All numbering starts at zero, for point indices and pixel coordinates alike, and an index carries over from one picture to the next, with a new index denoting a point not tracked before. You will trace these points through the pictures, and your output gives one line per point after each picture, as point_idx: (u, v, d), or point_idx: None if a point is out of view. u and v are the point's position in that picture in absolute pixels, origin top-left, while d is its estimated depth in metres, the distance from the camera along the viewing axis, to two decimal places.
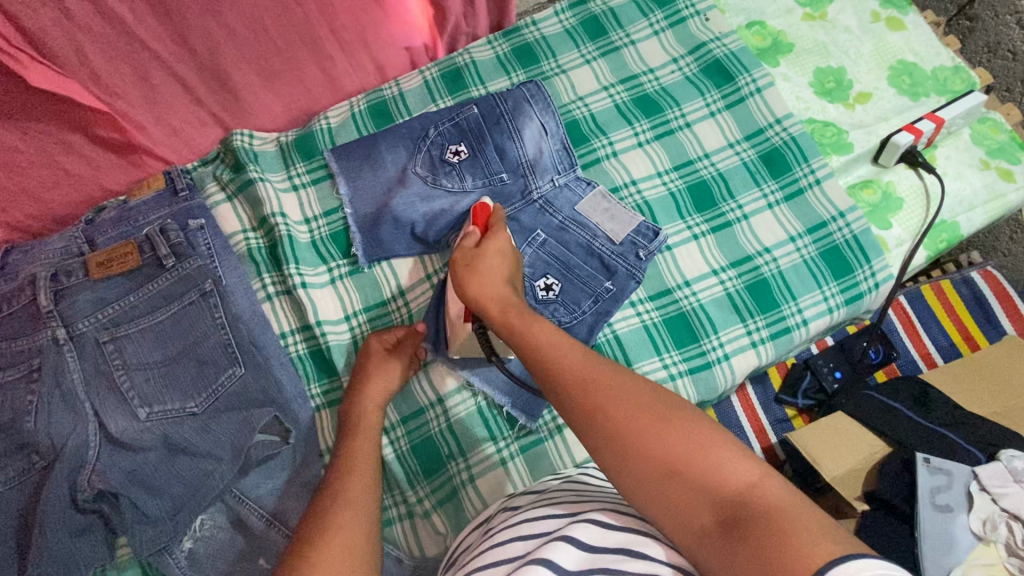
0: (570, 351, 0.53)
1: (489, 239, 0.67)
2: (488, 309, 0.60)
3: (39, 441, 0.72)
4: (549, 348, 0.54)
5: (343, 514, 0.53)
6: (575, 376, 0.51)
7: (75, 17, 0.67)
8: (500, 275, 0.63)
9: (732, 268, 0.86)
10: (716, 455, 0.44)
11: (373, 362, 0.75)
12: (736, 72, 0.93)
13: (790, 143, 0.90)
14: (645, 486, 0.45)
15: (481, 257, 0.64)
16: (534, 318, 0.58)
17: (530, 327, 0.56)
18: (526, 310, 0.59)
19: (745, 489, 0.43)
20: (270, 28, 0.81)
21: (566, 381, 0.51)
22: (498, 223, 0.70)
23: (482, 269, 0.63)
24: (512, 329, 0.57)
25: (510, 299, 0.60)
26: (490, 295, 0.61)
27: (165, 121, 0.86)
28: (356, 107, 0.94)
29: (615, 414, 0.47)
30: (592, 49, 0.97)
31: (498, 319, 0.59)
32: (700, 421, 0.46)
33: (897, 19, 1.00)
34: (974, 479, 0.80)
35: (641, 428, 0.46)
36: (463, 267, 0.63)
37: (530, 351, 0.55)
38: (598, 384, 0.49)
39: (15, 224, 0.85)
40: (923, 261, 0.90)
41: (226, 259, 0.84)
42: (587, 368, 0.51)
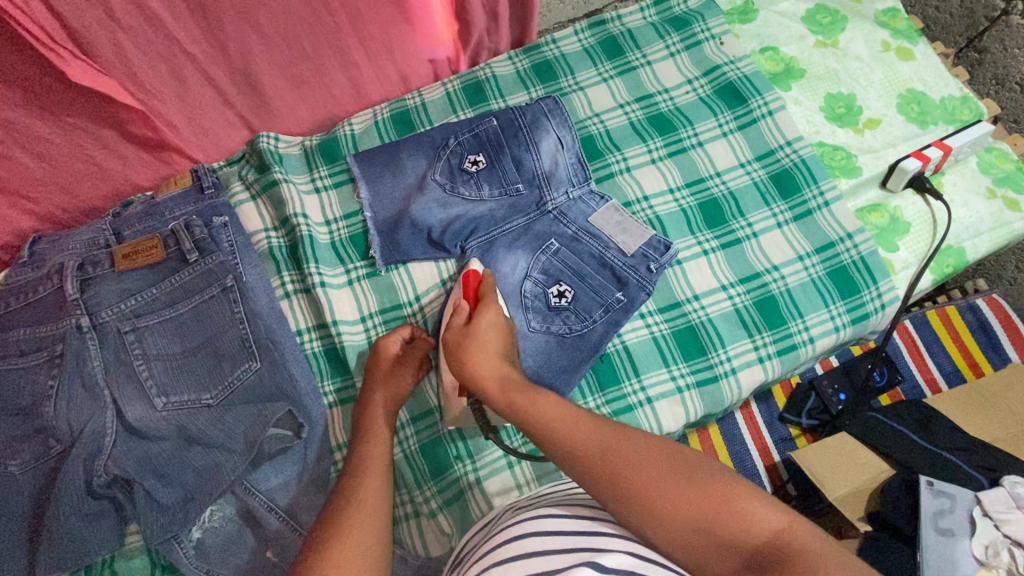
0: (580, 424, 0.54)
1: (481, 314, 0.67)
2: (487, 390, 0.60)
3: (57, 425, 0.74)
4: (560, 421, 0.55)
5: (356, 518, 0.54)
6: (594, 449, 0.52)
7: (119, 18, 0.70)
8: (495, 351, 0.63)
9: (741, 284, 0.87)
10: (741, 504, 0.47)
11: (378, 377, 0.75)
12: (749, 95, 0.96)
13: (800, 165, 0.92)
14: (679, 543, 0.47)
15: (476, 331, 0.65)
16: (538, 394, 0.58)
17: (539, 405, 0.56)
18: (527, 386, 0.59)
19: (774, 535, 0.46)
20: (301, 35, 0.84)
21: (584, 455, 0.52)
22: (489, 295, 0.71)
23: (480, 345, 0.63)
24: (517, 409, 0.57)
25: (507, 374, 0.61)
26: (488, 375, 0.61)
27: (195, 120, 0.89)
28: (380, 115, 0.98)
29: (639, 482, 0.49)
30: (609, 68, 1.00)
31: (498, 400, 0.59)
32: (718, 473, 0.49)
33: (907, 49, 1.03)
34: (977, 504, 0.80)
35: (668, 491, 0.48)
36: (456, 349, 0.64)
37: (537, 430, 0.55)
38: (617, 455, 0.51)
39: (46, 215, 0.88)
40: (929, 284, 0.91)
41: (248, 256, 0.86)
42: (601, 441, 0.52)
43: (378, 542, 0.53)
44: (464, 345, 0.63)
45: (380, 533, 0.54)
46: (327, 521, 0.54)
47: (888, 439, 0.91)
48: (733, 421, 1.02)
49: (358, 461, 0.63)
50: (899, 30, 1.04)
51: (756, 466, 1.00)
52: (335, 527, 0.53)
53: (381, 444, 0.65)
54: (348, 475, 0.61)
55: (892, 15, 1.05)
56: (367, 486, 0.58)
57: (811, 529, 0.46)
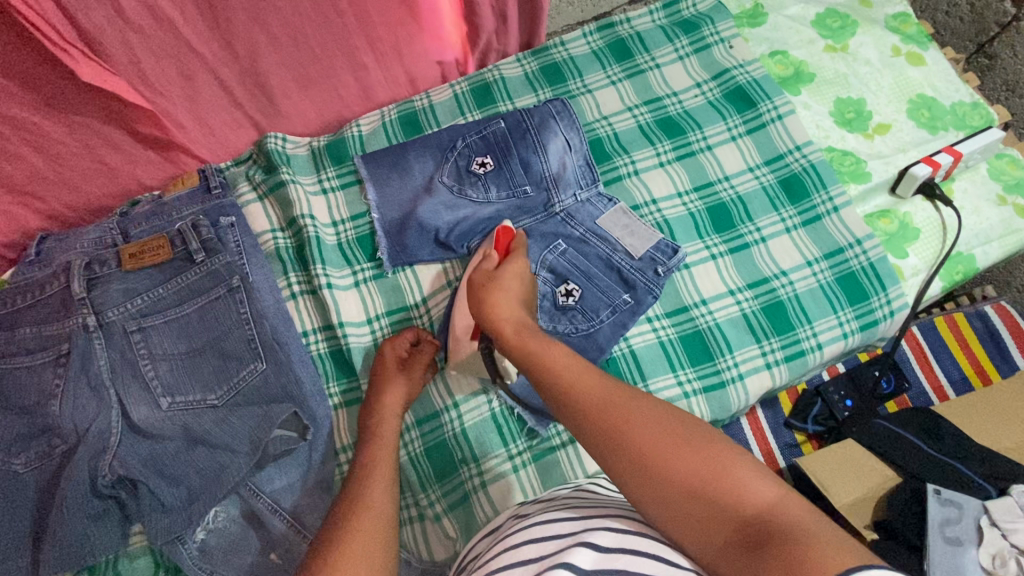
0: (587, 375, 0.54)
1: (508, 263, 0.67)
2: (501, 331, 0.60)
3: (62, 424, 0.74)
4: (568, 369, 0.54)
5: (362, 519, 0.54)
6: (595, 399, 0.51)
7: (130, 18, 0.70)
8: (516, 298, 0.63)
9: (749, 289, 0.87)
10: (736, 473, 0.46)
11: (386, 373, 0.75)
12: (758, 99, 0.95)
13: (809, 170, 0.92)
14: (665, 503, 0.46)
15: (501, 279, 0.65)
16: (551, 344, 0.57)
17: (550, 351, 0.56)
18: (542, 334, 0.58)
19: (767, 508, 0.44)
20: (311, 37, 0.84)
21: (585, 404, 0.51)
22: (519, 247, 0.71)
23: (502, 289, 0.64)
24: (528, 354, 0.56)
25: (523, 322, 0.60)
26: (504, 318, 0.60)
27: (203, 120, 0.89)
28: (387, 116, 0.98)
29: (635, 436, 0.48)
30: (617, 71, 1.00)
31: (512, 341, 0.58)
32: (717, 441, 0.48)
33: (917, 55, 1.02)
34: (985, 513, 0.78)
35: (663, 449, 0.47)
36: (479, 288, 0.64)
37: (545, 374, 0.54)
38: (617, 408, 0.50)
39: (53, 214, 0.88)
40: (938, 291, 0.91)
41: (254, 257, 0.86)
42: (604, 393, 0.52)
43: (384, 541, 0.53)
44: (487, 286, 0.64)
45: (387, 537, 0.54)
46: (335, 520, 0.55)
47: (895, 446, 0.90)
48: (738, 426, 1.01)
49: (365, 465, 0.62)
50: (910, 35, 1.04)
51: None
52: (342, 530, 0.53)
53: (388, 447, 0.65)
54: (356, 476, 0.61)
55: (902, 20, 1.05)
56: (373, 487, 0.58)
57: (809, 508, 0.44)
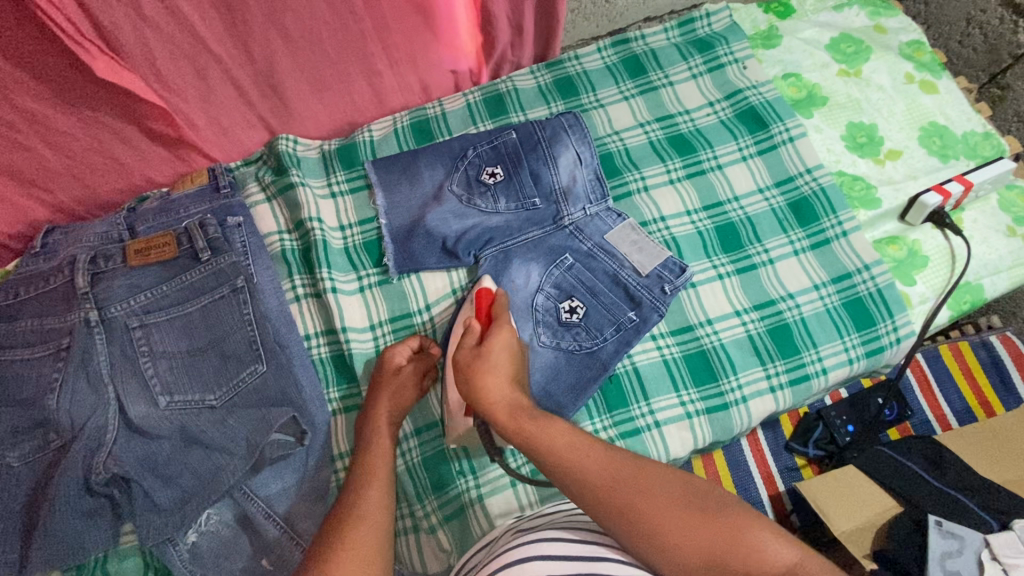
0: (592, 454, 0.54)
1: (495, 333, 0.64)
2: (496, 415, 0.59)
3: (58, 419, 0.73)
4: (569, 449, 0.55)
5: (360, 532, 0.53)
6: (605, 480, 0.52)
7: (148, 16, 0.70)
8: (504, 375, 0.61)
9: (755, 311, 0.86)
10: (751, 536, 0.49)
11: (386, 382, 0.74)
12: (770, 120, 0.95)
13: (819, 194, 0.91)
14: (691, 575, 0.49)
15: (487, 355, 0.62)
16: (547, 422, 0.57)
17: (548, 434, 0.56)
18: (534, 414, 0.58)
19: (788, 569, 0.47)
20: (326, 41, 0.84)
21: (595, 489, 0.52)
22: (502, 316, 0.68)
23: (491, 367, 0.61)
24: (531, 441, 0.56)
25: (517, 402, 0.59)
26: (496, 400, 0.59)
27: (214, 119, 0.89)
28: (399, 123, 0.98)
29: (650, 514, 0.50)
30: (631, 86, 1.00)
31: (509, 427, 0.57)
32: (732, 507, 0.51)
33: (930, 82, 1.02)
34: (986, 547, 0.75)
35: (679, 524, 0.50)
36: (466, 372, 0.61)
37: (547, 460, 0.55)
38: (628, 486, 0.52)
39: (62, 207, 0.89)
40: (946, 320, 0.90)
41: (260, 258, 0.86)
42: (613, 471, 0.53)
43: (383, 555, 0.53)
44: (474, 368, 0.61)
45: (386, 549, 0.53)
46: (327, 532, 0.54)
47: (895, 471, 0.89)
48: (738, 448, 1.00)
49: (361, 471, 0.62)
50: (923, 63, 1.04)
51: (760, 494, 0.99)
52: (339, 539, 0.53)
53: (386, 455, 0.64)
54: (352, 485, 0.60)
55: (916, 47, 1.05)
56: (371, 497, 0.58)
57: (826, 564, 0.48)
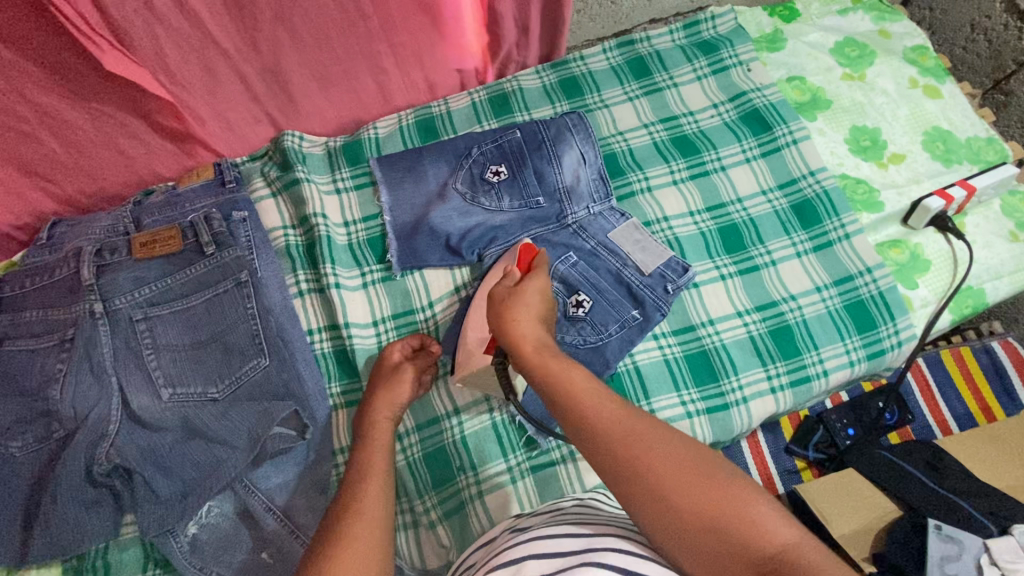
0: (606, 401, 0.53)
1: (532, 279, 0.65)
2: (521, 348, 0.58)
3: (61, 410, 0.74)
4: (587, 393, 0.54)
5: (358, 525, 0.54)
6: (614, 428, 0.51)
7: (158, 11, 0.71)
8: (535, 315, 0.61)
9: (757, 312, 0.86)
10: (751, 507, 0.47)
11: (381, 378, 0.75)
12: (774, 123, 0.96)
13: (822, 196, 0.92)
14: (679, 533, 0.47)
15: (522, 293, 0.63)
16: (571, 364, 0.56)
17: (568, 374, 0.55)
18: (559, 354, 0.58)
19: (786, 546, 0.45)
20: (334, 38, 0.85)
21: (601, 434, 0.51)
22: (541, 265, 0.69)
23: (524, 303, 0.62)
24: (550, 376, 0.55)
25: (543, 339, 0.59)
26: (524, 334, 0.59)
27: (221, 114, 0.89)
28: (404, 120, 0.98)
29: (651, 469, 0.49)
30: (635, 88, 1.00)
31: (531, 361, 0.57)
32: (736, 479, 0.49)
33: (934, 87, 1.03)
34: (985, 551, 0.76)
35: (680, 483, 0.48)
36: (501, 304, 0.62)
37: (561, 397, 0.54)
38: (635, 438, 0.50)
39: (68, 199, 0.89)
40: (948, 324, 0.90)
41: (264, 252, 0.85)
42: (622, 423, 0.52)
43: (381, 547, 0.53)
44: (509, 301, 0.62)
45: (384, 542, 0.53)
46: (330, 530, 0.54)
47: (895, 475, 0.89)
48: (738, 449, 1.00)
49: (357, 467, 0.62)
50: (928, 68, 1.04)
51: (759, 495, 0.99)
52: (338, 534, 0.53)
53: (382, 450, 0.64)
54: (352, 481, 0.60)
55: (921, 52, 1.05)
56: (368, 490, 0.58)
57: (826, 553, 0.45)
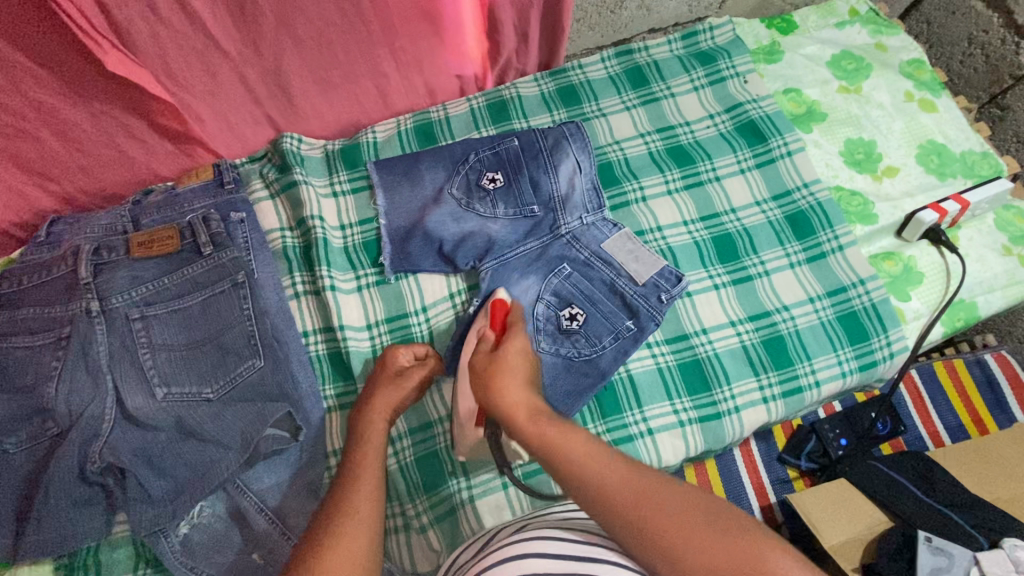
0: (611, 466, 0.54)
1: (510, 339, 0.66)
2: (515, 416, 0.58)
3: (56, 407, 0.74)
4: (591, 459, 0.54)
5: (349, 522, 0.54)
6: (623, 492, 0.52)
7: (161, 13, 0.71)
8: (520, 375, 0.62)
9: (750, 322, 0.87)
10: (769, 559, 0.48)
11: (379, 383, 0.73)
12: (770, 134, 0.96)
13: (816, 208, 0.92)
14: None
15: (503, 357, 0.63)
16: (566, 428, 0.56)
17: (566, 444, 0.55)
18: (553, 417, 0.58)
19: None
20: (335, 42, 0.86)
21: (611, 501, 0.52)
22: (517, 321, 0.70)
23: (507, 368, 0.62)
24: (548, 447, 0.55)
25: (535, 405, 0.59)
26: (514, 402, 0.59)
27: (222, 116, 0.90)
28: (403, 125, 0.99)
29: (666, 533, 0.49)
30: (633, 97, 1.01)
31: (524, 430, 0.57)
32: (749, 531, 0.50)
33: (930, 101, 1.03)
34: (975, 564, 0.76)
35: (696, 543, 0.49)
36: (484, 373, 0.62)
37: (563, 469, 0.54)
38: (644, 501, 0.51)
39: (67, 197, 0.90)
40: (940, 336, 0.90)
41: (261, 254, 0.87)
42: (632, 486, 0.52)
43: (371, 548, 0.54)
44: (492, 369, 0.62)
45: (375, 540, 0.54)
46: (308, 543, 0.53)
47: (886, 486, 0.89)
48: (730, 458, 1.01)
49: (351, 466, 0.62)
50: (924, 82, 1.05)
51: (751, 505, 0.99)
52: (328, 531, 0.54)
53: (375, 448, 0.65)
54: (340, 487, 0.60)
55: (917, 66, 1.06)
56: (360, 490, 0.58)
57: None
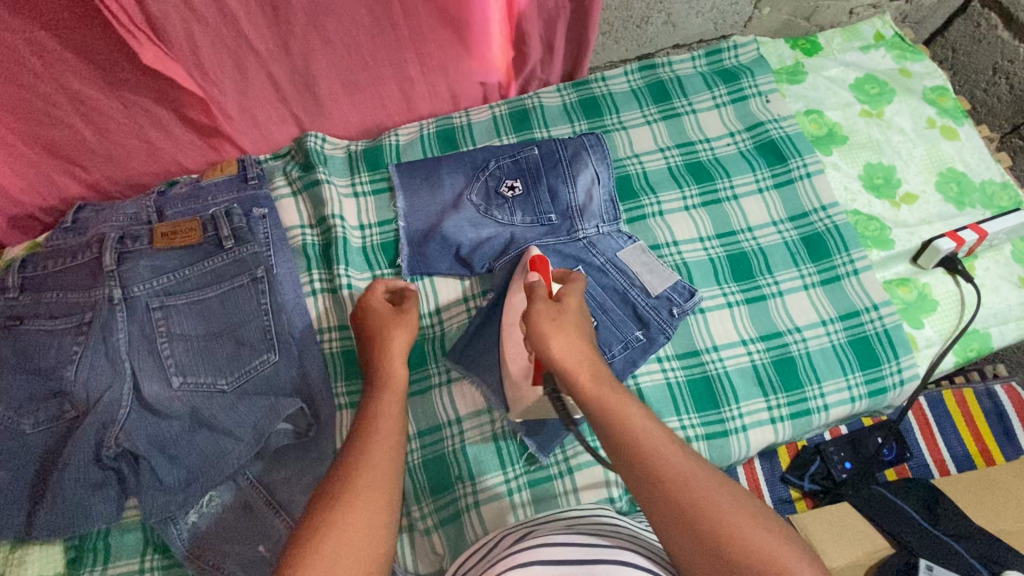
0: (666, 445, 0.55)
1: (568, 294, 0.68)
2: (578, 376, 0.60)
3: (74, 391, 0.76)
4: (649, 432, 0.56)
5: (367, 474, 0.57)
6: (674, 472, 0.53)
7: (196, 10, 0.73)
8: (579, 335, 0.63)
9: (761, 341, 0.87)
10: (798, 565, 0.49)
11: (383, 317, 0.73)
12: (789, 155, 0.97)
13: (833, 231, 0.92)
14: None
15: (566, 312, 0.65)
16: (629, 400, 0.58)
17: (628, 413, 0.57)
18: (616, 385, 0.60)
19: None
20: (363, 46, 0.87)
21: (659, 476, 0.53)
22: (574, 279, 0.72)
23: (567, 323, 0.63)
24: (608, 410, 0.57)
25: (595, 366, 0.61)
26: (579, 362, 0.60)
27: (248, 112, 0.91)
28: (426, 129, 1.00)
29: (709, 516, 0.51)
30: (654, 111, 1.02)
31: (590, 390, 0.59)
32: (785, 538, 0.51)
33: (952, 129, 1.03)
34: None
35: (736, 534, 0.50)
36: (548, 322, 0.63)
37: (620, 430, 0.56)
38: (694, 485, 0.52)
39: (94, 185, 0.92)
40: (952, 366, 0.90)
41: (281, 250, 0.89)
42: (683, 468, 0.54)
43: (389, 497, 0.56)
44: (555, 322, 0.63)
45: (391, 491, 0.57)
46: (333, 479, 0.57)
47: (886, 509, 0.90)
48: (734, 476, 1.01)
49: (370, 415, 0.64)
50: (946, 109, 1.05)
51: None
52: (342, 488, 0.55)
53: (395, 397, 0.66)
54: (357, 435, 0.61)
55: (940, 93, 1.06)
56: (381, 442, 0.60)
57: None
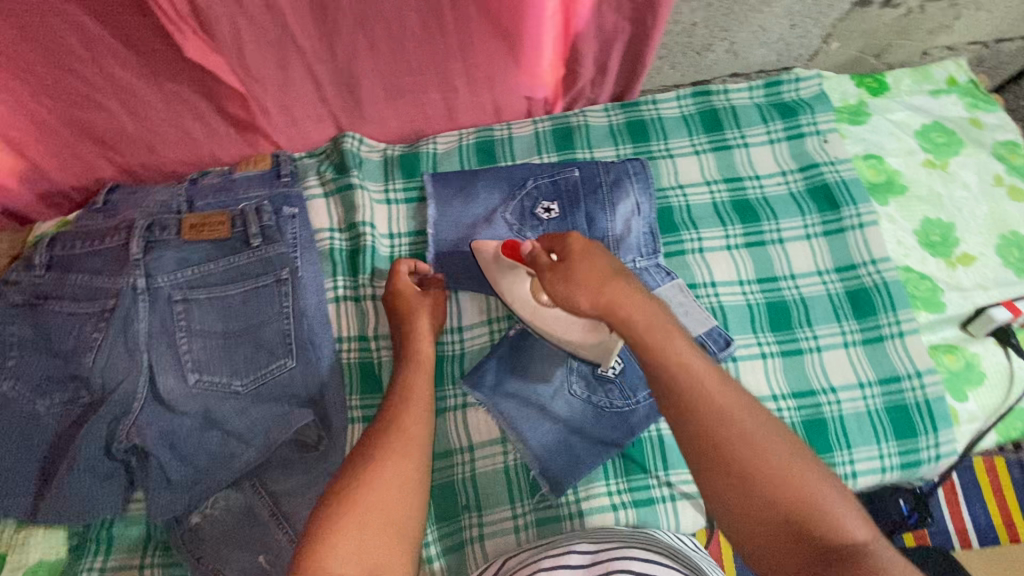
0: (707, 376, 0.57)
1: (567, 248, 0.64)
2: (618, 320, 0.61)
3: (90, 378, 0.75)
4: (693, 372, 0.57)
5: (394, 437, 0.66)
6: (707, 403, 0.56)
7: (244, 4, 0.71)
8: (597, 284, 0.61)
9: (793, 398, 0.83)
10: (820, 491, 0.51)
11: (406, 294, 0.81)
12: (843, 202, 0.92)
13: (882, 288, 0.87)
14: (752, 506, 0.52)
15: (573, 268, 0.63)
16: (671, 335, 0.59)
17: (672, 352, 0.58)
18: (659, 320, 0.60)
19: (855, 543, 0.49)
20: (410, 52, 0.84)
21: (694, 406, 0.56)
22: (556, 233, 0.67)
23: (573, 279, 0.62)
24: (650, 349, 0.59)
25: (625, 309, 0.60)
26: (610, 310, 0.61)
27: (287, 109, 0.89)
28: (465, 140, 0.98)
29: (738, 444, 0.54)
30: (704, 141, 0.97)
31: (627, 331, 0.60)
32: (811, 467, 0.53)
33: (1020, 189, 0.97)
34: None
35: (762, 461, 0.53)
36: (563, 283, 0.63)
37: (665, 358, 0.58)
38: (730, 416, 0.55)
39: (127, 169, 0.91)
40: (992, 444, 0.86)
41: (308, 253, 0.86)
42: (719, 396, 0.56)
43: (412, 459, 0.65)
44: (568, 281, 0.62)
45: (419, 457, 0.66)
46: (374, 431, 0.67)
47: None
48: None
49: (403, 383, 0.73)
50: (1016, 167, 0.98)
51: None
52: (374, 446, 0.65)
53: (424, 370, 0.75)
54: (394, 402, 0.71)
55: (1011, 149, 1.00)
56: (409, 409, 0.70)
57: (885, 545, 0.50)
